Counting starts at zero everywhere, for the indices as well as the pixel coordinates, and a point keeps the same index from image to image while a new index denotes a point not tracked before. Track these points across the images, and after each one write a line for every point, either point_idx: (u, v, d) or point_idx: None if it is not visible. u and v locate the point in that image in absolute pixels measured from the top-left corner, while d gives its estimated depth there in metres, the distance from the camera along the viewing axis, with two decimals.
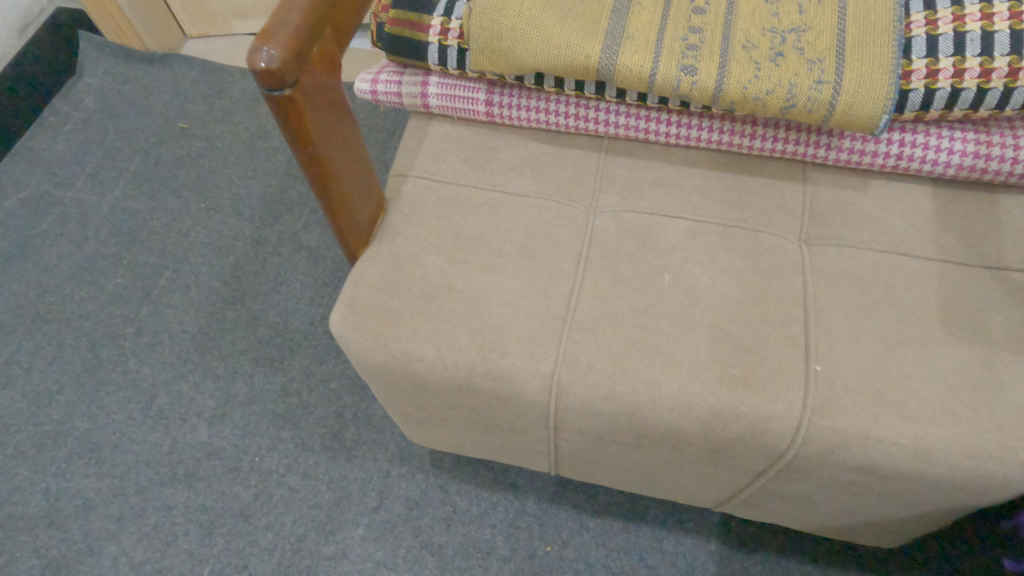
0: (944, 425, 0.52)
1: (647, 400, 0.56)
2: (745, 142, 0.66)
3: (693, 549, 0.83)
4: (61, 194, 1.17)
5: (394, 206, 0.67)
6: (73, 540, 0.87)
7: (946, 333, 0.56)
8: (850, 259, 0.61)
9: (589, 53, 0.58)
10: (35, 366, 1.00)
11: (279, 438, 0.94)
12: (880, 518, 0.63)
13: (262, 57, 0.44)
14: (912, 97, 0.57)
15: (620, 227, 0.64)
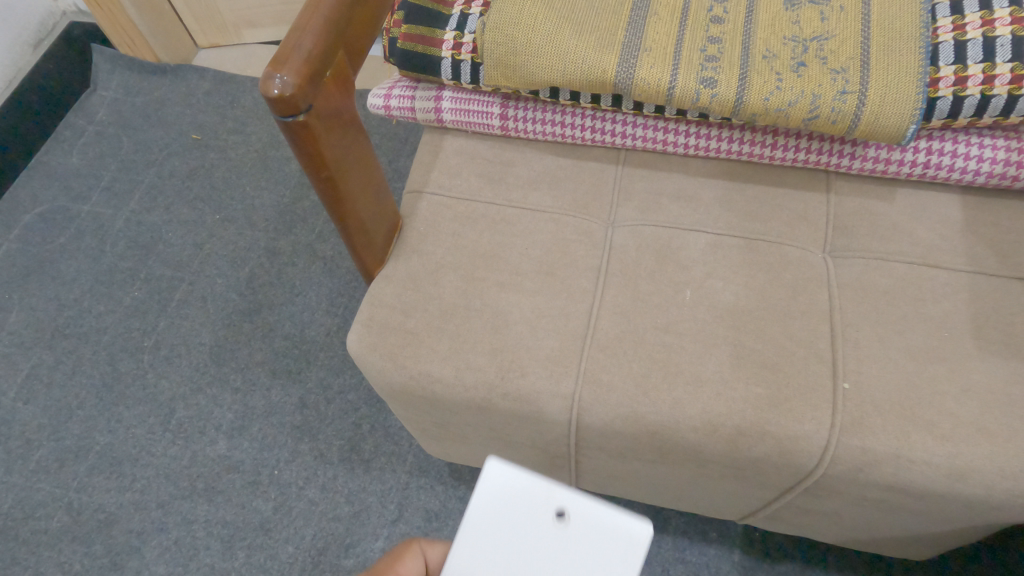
0: (979, 443, 0.51)
1: (670, 420, 0.55)
2: (766, 152, 0.64)
3: (716, 560, 0.82)
4: (77, 208, 1.17)
5: (409, 224, 0.66)
6: (96, 555, 0.87)
7: (978, 347, 0.55)
8: (877, 271, 0.59)
9: (606, 67, 0.57)
10: (56, 380, 1.01)
11: (298, 450, 0.94)
12: (910, 533, 0.62)
13: (276, 84, 0.44)
14: (940, 106, 0.56)
15: (639, 241, 0.63)
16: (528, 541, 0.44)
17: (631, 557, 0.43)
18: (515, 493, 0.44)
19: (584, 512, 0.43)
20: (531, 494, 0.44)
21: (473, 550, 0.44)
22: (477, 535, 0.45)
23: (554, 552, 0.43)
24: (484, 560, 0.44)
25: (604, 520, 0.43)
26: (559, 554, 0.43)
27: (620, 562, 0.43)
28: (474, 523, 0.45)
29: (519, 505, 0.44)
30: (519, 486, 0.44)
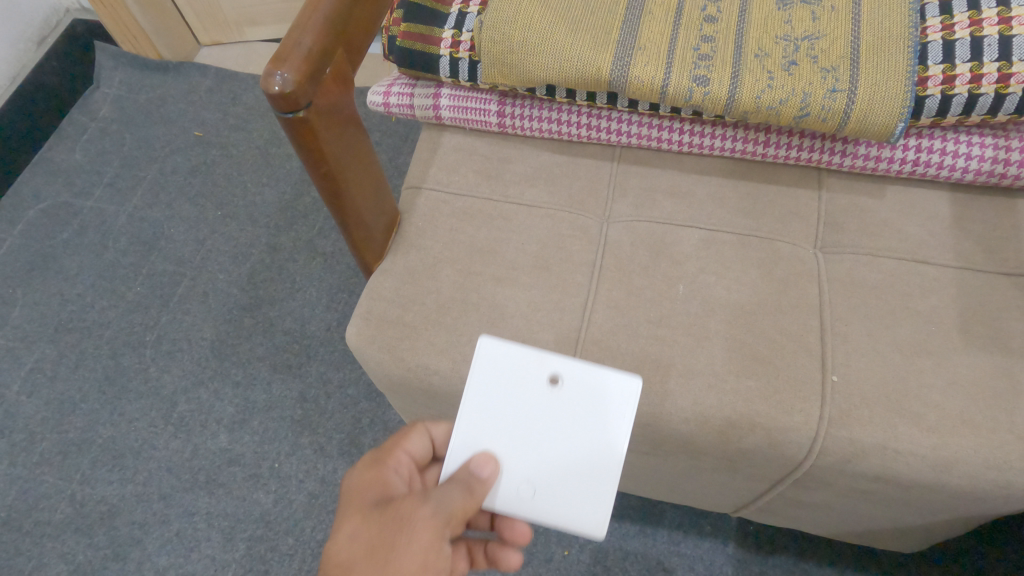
0: (964, 435, 0.52)
1: (662, 412, 0.56)
2: (759, 149, 0.65)
3: (710, 553, 0.83)
4: (81, 204, 1.18)
5: (408, 219, 0.67)
6: (99, 546, 0.89)
7: (965, 341, 0.56)
8: (867, 267, 0.60)
9: (601, 65, 0.58)
10: (59, 374, 1.02)
11: (298, 443, 0.95)
12: (899, 524, 0.63)
13: (277, 81, 0.45)
14: (928, 104, 0.57)
15: (633, 237, 0.64)
16: (526, 401, 0.52)
17: (625, 406, 0.51)
18: (510, 363, 0.52)
19: (574, 372, 0.52)
20: (522, 364, 0.52)
21: (477, 416, 0.52)
22: (480, 403, 0.52)
23: (551, 406, 0.52)
24: (488, 424, 0.52)
25: (595, 374, 0.52)
26: (556, 409, 0.51)
27: (616, 411, 0.51)
28: (477, 392, 0.52)
29: (515, 372, 0.52)
30: (513, 356, 0.52)
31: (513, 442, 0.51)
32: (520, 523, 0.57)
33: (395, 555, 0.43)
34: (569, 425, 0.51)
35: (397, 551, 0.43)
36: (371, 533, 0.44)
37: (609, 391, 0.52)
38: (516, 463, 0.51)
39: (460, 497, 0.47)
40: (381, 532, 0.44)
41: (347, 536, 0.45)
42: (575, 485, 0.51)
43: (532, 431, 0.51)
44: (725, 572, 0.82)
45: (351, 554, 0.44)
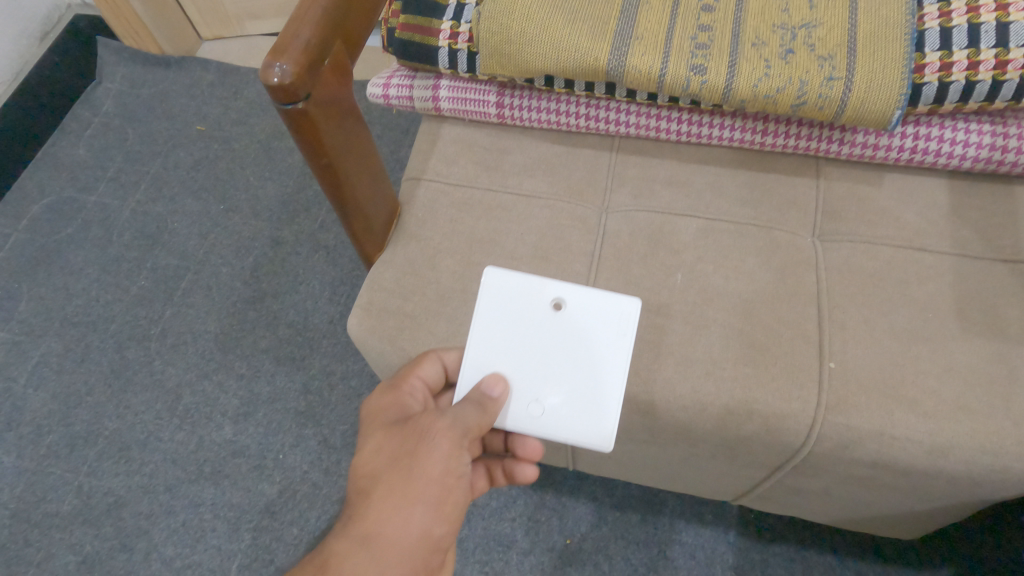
0: (960, 421, 0.52)
1: (661, 400, 0.56)
2: (757, 138, 0.66)
3: (711, 541, 0.84)
4: (84, 199, 1.19)
5: (408, 210, 0.67)
6: (106, 536, 0.90)
7: (962, 328, 0.56)
8: (864, 255, 0.61)
9: (598, 55, 0.59)
10: (65, 367, 1.03)
11: (301, 435, 0.96)
12: (897, 511, 0.63)
13: (276, 73, 0.45)
14: (926, 91, 0.57)
15: (632, 226, 0.65)
16: (530, 325, 0.56)
17: (623, 325, 0.56)
18: (515, 291, 0.57)
19: (574, 297, 0.56)
20: (526, 291, 0.57)
21: (487, 342, 0.56)
22: (489, 329, 0.56)
23: (554, 329, 0.56)
24: (497, 347, 0.56)
25: (592, 298, 0.56)
26: (559, 330, 0.56)
27: (614, 329, 0.56)
28: (486, 320, 0.57)
29: (519, 300, 0.57)
30: (518, 285, 0.57)
31: (520, 362, 0.56)
32: (531, 438, 0.61)
33: (417, 463, 0.47)
34: (571, 344, 0.56)
35: (419, 459, 0.47)
36: (394, 445, 0.49)
37: (606, 312, 0.56)
38: (523, 380, 0.56)
39: (474, 413, 0.51)
40: (403, 444, 0.48)
41: (371, 450, 0.49)
42: (580, 398, 0.55)
43: (537, 351, 0.56)
44: (726, 561, 0.83)
45: (376, 464, 0.48)
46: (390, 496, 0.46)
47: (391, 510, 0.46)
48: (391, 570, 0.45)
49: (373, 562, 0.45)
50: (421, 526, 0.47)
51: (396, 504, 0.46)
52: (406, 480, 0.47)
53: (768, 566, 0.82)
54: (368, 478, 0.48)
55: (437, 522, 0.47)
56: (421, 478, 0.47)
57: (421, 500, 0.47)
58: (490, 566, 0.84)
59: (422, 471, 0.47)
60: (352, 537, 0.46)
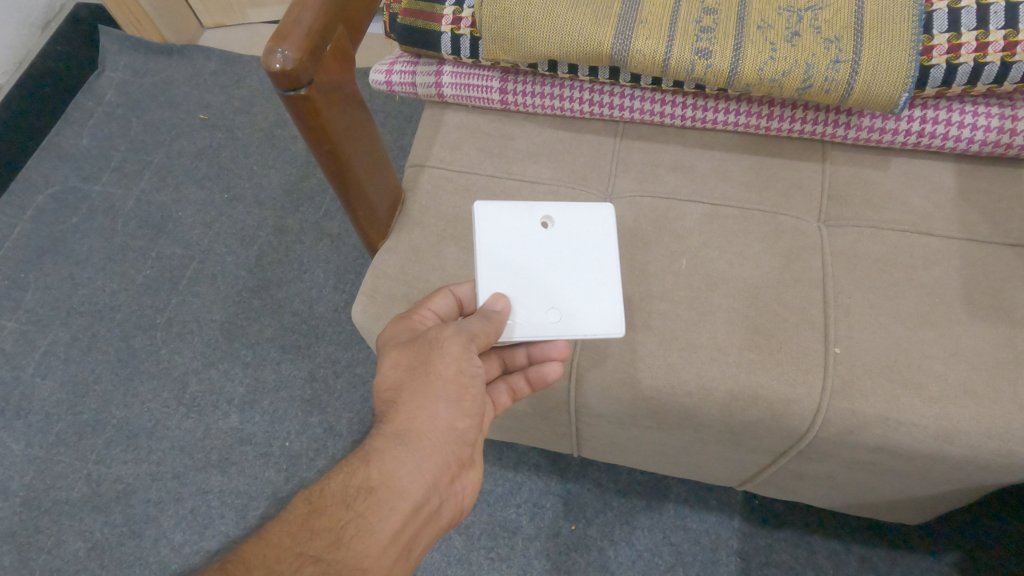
0: (966, 405, 0.52)
1: (665, 385, 0.56)
2: (763, 122, 0.65)
3: (716, 527, 0.84)
4: (89, 188, 1.19)
5: (412, 197, 0.67)
6: (115, 523, 0.91)
7: (968, 312, 0.56)
8: (870, 239, 0.60)
9: (602, 40, 0.58)
10: (72, 356, 1.04)
11: (307, 422, 0.97)
12: (903, 495, 0.63)
13: (278, 59, 0.45)
14: (933, 74, 0.56)
15: (636, 212, 0.64)
16: (526, 243, 0.58)
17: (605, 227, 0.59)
18: (507, 216, 0.58)
19: (561, 212, 0.59)
20: (518, 216, 0.58)
21: (491, 267, 0.56)
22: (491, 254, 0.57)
23: (547, 244, 0.58)
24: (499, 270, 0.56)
25: (573, 207, 0.59)
26: (551, 243, 0.58)
27: (602, 234, 0.59)
28: (487, 245, 0.57)
29: (511, 220, 0.58)
30: (509, 207, 0.58)
31: (524, 281, 0.57)
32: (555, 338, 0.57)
33: (433, 368, 0.48)
34: (566, 253, 0.58)
35: (434, 364, 0.49)
36: (410, 358, 0.49)
37: (587, 218, 0.59)
38: (527, 292, 0.56)
39: (479, 323, 0.51)
40: (416, 354, 0.49)
41: (388, 366, 0.50)
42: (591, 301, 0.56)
43: (536, 264, 0.57)
44: (731, 546, 0.83)
45: (397, 376, 0.49)
46: (415, 397, 0.47)
47: (419, 409, 0.47)
48: (428, 460, 0.47)
49: (412, 455, 0.46)
50: (448, 420, 0.48)
51: (423, 402, 0.47)
52: (427, 384, 0.48)
53: (773, 550, 0.82)
54: (391, 388, 0.49)
55: (461, 416, 0.49)
56: (440, 379, 0.48)
57: (445, 397, 0.48)
58: (496, 551, 0.84)
59: (441, 373, 0.48)
60: (387, 434, 0.47)
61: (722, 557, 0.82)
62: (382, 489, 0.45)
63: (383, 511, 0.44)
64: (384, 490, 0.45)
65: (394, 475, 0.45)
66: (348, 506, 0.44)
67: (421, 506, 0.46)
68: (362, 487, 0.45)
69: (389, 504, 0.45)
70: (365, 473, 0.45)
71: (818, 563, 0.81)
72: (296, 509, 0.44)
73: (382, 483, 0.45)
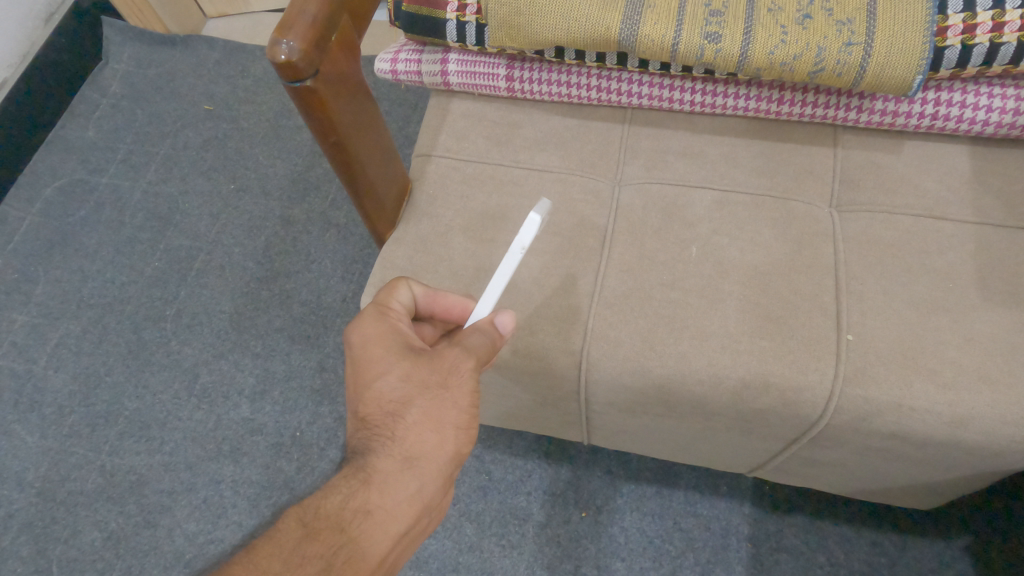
0: (980, 392, 0.51)
1: (677, 374, 0.56)
2: (773, 107, 0.64)
3: (726, 513, 0.84)
4: (96, 181, 1.19)
5: (419, 187, 0.67)
6: (130, 514, 0.91)
7: (983, 298, 0.55)
8: (883, 224, 0.60)
9: (610, 26, 0.57)
10: (84, 349, 1.04)
11: (318, 412, 0.97)
12: (915, 481, 0.63)
13: (282, 50, 0.45)
14: (948, 55, 0.55)
15: (645, 200, 0.64)
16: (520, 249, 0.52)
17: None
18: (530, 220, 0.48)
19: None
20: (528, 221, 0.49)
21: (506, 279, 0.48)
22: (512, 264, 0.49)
23: None
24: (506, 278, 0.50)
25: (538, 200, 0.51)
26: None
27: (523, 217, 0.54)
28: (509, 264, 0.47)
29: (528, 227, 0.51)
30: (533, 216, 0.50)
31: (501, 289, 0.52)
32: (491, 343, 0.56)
33: (449, 393, 0.46)
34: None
35: (450, 391, 0.46)
36: (422, 375, 0.47)
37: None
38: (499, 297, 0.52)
39: (489, 346, 0.48)
40: (434, 375, 0.47)
41: (395, 377, 0.47)
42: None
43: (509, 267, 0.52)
44: (742, 532, 0.83)
45: (405, 391, 0.46)
46: (427, 421, 0.46)
47: (430, 435, 0.46)
48: (430, 486, 0.46)
49: (414, 480, 0.45)
50: (455, 446, 0.47)
51: (435, 428, 0.46)
52: (440, 408, 0.46)
53: (784, 536, 0.82)
54: (398, 403, 0.46)
55: (467, 443, 0.47)
56: (455, 405, 0.46)
57: (456, 424, 0.46)
58: (507, 538, 0.85)
59: (455, 399, 0.46)
60: (393, 456, 0.45)
61: (733, 543, 0.82)
62: (379, 514, 0.44)
63: (376, 536, 0.43)
64: (381, 514, 0.44)
65: (393, 499, 0.44)
66: (341, 530, 0.43)
67: (411, 529, 0.45)
68: (359, 509, 0.44)
69: (382, 529, 0.44)
70: (364, 496, 0.44)
71: (829, 548, 0.81)
72: (292, 527, 0.43)
73: (380, 507, 0.44)
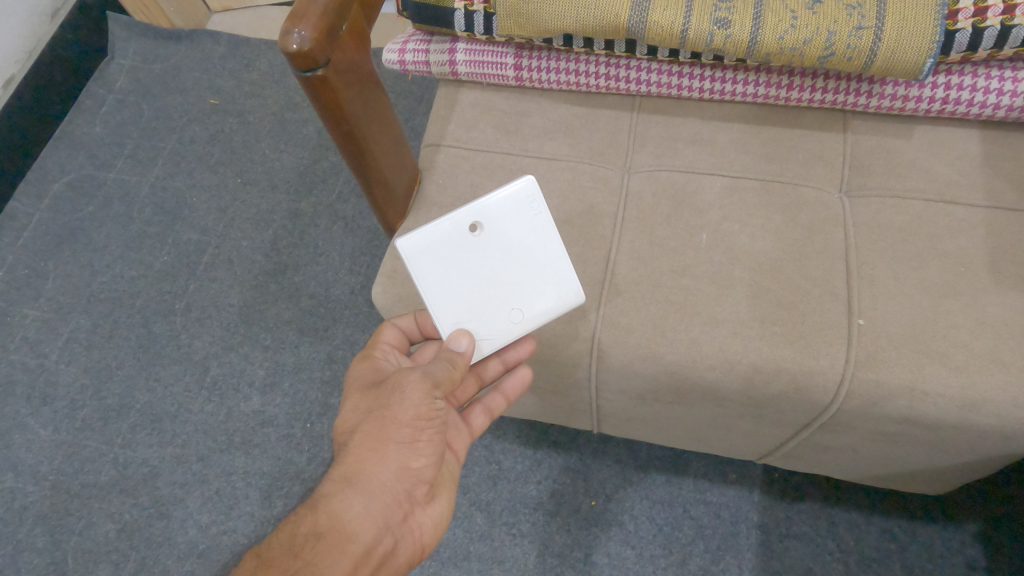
0: (992, 374, 0.51)
1: (688, 360, 0.56)
2: (782, 93, 0.65)
3: (736, 500, 0.84)
4: (104, 176, 1.20)
5: (428, 176, 0.67)
6: (143, 505, 0.92)
7: (995, 281, 0.55)
8: (893, 209, 0.60)
9: (619, 12, 0.57)
10: (95, 343, 1.05)
11: (329, 403, 0.97)
12: (926, 465, 0.63)
13: (294, 39, 0.45)
14: (959, 38, 0.55)
15: (655, 187, 0.64)
16: (466, 259, 0.56)
17: (535, 203, 0.56)
18: (436, 241, 0.56)
19: (483, 209, 0.56)
20: (448, 237, 0.56)
21: (445, 294, 0.56)
22: (435, 285, 0.56)
23: (483, 252, 0.56)
24: (442, 298, 0.56)
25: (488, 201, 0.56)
26: (489, 249, 0.56)
27: (533, 214, 0.56)
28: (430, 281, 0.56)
29: (443, 244, 0.56)
30: (433, 232, 0.56)
31: (494, 303, 0.57)
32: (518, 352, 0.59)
33: (388, 413, 0.49)
34: (507, 250, 0.57)
35: (390, 409, 0.49)
36: (368, 402, 0.51)
37: (515, 200, 0.56)
38: (494, 308, 0.57)
39: (445, 368, 0.52)
40: (377, 399, 0.51)
41: (349, 409, 0.52)
42: (547, 291, 0.57)
43: (492, 275, 0.57)
44: (751, 519, 0.83)
45: (354, 419, 0.51)
46: (366, 442, 0.49)
47: (370, 455, 0.48)
48: (377, 503, 0.48)
49: (360, 498, 0.48)
50: (399, 462, 0.49)
51: (375, 446, 0.48)
52: (381, 427, 0.49)
53: (793, 523, 0.82)
54: (347, 432, 0.51)
55: (416, 457, 0.49)
56: (394, 421, 0.49)
57: (397, 439, 0.49)
58: (517, 527, 0.85)
59: (394, 416, 0.49)
60: (338, 479, 0.49)
61: (742, 531, 0.83)
62: (330, 534, 0.47)
63: (330, 555, 0.46)
64: (332, 535, 0.47)
65: (343, 519, 0.47)
66: (295, 556, 0.45)
67: (371, 549, 0.48)
68: (311, 533, 0.47)
69: (336, 548, 0.46)
70: (313, 521, 0.47)
71: (839, 535, 0.81)
72: (249, 564, 0.46)
73: (330, 528, 0.47)
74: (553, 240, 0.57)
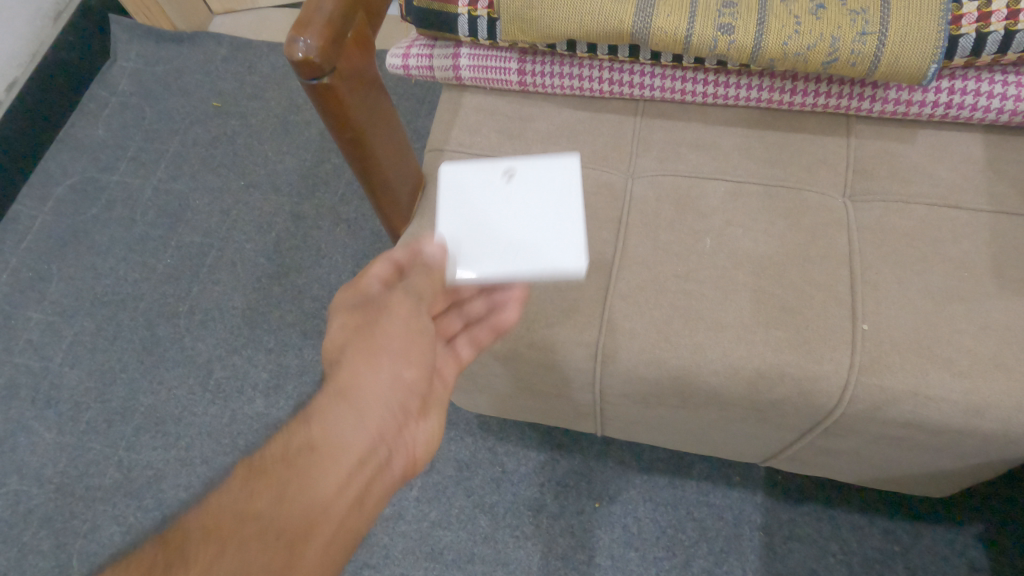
0: (995, 379, 0.52)
1: (692, 365, 0.56)
2: (785, 98, 0.65)
3: (739, 502, 0.85)
4: (107, 178, 1.20)
5: (432, 180, 0.67)
6: (148, 507, 0.93)
7: (999, 287, 0.55)
8: (897, 214, 0.60)
9: (623, 18, 0.57)
10: (99, 346, 1.05)
11: None
12: (929, 469, 0.63)
13: (301, 47, 0.45)
14: (963, 43, 0.55)
15: (659, 191, 0.64)
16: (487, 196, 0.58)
17: (569, 175, 0.59)
18: (468, 174, 0.60)
19: (523, 169, 0.59)
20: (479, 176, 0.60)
21: (455, 216, 0.57)
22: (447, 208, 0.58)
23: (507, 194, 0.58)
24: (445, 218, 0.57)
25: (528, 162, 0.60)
26: (513, 197, 0.58)
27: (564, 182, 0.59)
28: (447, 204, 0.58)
29: (472, 181, 0.59)
30: (469, 172, 0.60)
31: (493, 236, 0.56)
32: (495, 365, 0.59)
33: (380, 329, 0.50)
34: (531, 201, 0.58)
35: (380, 326, 0.50)
36: (357, 320, 0.51)
37: (551, 167, 0.60)
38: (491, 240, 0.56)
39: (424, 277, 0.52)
40: (365, 317, 0.51)
41: (336, 329, 0.51)
42: (551, 241, 0.55)
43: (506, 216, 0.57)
44: (754, 521, 0.83)
45: (343, 337, 0.50)
46: (359, 358, 0.48)
47: (363, 367, 0.48)
48: (372, 413, 0.48)
49: (356, 411, 0.47)
50: (393, 373, 0.49)
51: (368, 360, 0.48)
52: (373, 340, 0.49)
53: (796, 525, 0.82)
54: (336, 351, 0.50)
55: (407, 367, 0.50)
56: (387, 334, 0.49)
57: (390, 348, 0.49)
58: (520, 529, 0.85)
59: (386, 330, 0.50)
60: (330, 393, 0.47)
61: (745, 533, 0.83)
62: (325, 445, 0.45)
63: (324, 466, 0.45)
64: (326, 446, 0.45)
65: (338, 432, 0.46)
66: (288, 466, 0.44)
67: (366, 458, 0.47)
68: (304, 444, 0.45)
69: (332, 459, 0.45)
70: (305, 432, 0.46)
71: (842, 537, 0.81)
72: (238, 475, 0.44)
73: (323, 440, 0.46)
74: (574, 207, 0.57)
